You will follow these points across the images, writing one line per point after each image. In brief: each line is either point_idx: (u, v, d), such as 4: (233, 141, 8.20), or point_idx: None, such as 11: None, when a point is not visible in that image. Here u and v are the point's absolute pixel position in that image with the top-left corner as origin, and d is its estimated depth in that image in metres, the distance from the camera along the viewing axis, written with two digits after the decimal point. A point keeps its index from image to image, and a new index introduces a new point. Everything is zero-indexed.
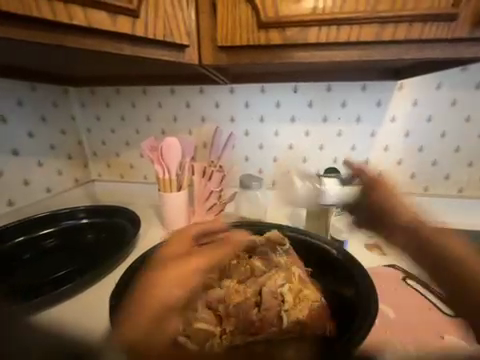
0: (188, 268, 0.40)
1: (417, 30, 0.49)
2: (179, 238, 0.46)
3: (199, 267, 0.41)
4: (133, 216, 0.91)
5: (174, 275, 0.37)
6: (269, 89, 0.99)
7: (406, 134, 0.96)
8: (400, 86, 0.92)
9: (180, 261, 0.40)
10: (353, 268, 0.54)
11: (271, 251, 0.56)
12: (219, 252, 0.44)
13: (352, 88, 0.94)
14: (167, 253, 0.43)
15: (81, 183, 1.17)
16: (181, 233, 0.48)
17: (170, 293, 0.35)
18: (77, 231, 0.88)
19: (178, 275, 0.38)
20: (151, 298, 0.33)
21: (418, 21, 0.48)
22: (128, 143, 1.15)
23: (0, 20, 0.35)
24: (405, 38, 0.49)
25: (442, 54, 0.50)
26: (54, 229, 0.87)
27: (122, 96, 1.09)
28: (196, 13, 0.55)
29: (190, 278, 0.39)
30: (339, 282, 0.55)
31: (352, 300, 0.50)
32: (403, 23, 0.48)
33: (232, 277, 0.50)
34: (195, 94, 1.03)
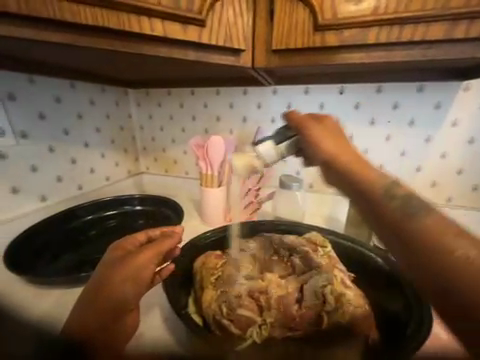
0: (135, 266, 0.48)
1: None
2: (126, 244, 0.54)
3: (147, 260, 0.50)
4: (177, 207, 0.99)
5: (124, 272, 0.47)
6: (313, 91, 0.98)
7: (470, 141, 0.86)
8: (466, 87, 0.82)
9: (128, 261, 0.49)
10: (400, 277, 0.52)
11: (312, 252, 0.55)
12: (162, 245, 0.53)
13: (407, 89, 0.88)
14: (119, 254, 0.52)
15: (132, 174, 1.32)
16: (128, 241, 0.55)
17: (121, 288, 0.45)
18: (129, 216, 1.00)
19: (126, 275, 0.47)
20: (100, 296, 0.44)
21: None
22: (174, 140, 1.25)
23: (105, 35, 0.44)
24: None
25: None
26: (113, 212, 1.01)
27: (171, 97, 1.19)
28: (254, 20, 0.59)
29: (140, 272, 0.48)
30: (386, 295, 0.53)
31: (399, 312, 0.48)
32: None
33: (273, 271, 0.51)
34: (239, 95, 1.08)
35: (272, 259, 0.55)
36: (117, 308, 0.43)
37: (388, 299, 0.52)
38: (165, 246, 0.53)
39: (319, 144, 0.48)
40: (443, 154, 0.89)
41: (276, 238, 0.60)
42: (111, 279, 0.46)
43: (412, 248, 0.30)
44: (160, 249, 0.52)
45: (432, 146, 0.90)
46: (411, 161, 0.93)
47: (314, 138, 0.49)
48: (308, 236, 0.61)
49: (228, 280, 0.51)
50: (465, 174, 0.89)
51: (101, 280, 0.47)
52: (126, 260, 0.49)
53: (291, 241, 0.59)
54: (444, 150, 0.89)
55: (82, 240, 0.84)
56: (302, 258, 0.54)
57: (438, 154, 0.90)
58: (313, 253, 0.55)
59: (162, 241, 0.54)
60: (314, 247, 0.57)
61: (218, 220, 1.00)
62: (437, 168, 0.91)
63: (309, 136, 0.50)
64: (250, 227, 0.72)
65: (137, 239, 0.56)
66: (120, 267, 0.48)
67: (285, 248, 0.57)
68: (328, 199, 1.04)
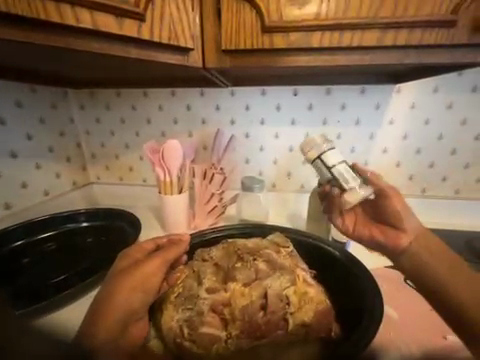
0: (143, 275, 0.47)
1: (417, 35, 0.50)
2: (133, 253, 0.52)
3: (156, 270, 0.49)
4: (134, 219, 0.91)
5: (132, 283, 0.46)
6: (270, 92, 1.00)
7: (404, 137, 0.98)
8: (398, 90, 0.93)
9: (136, 269, 0.48)
10: (354, 267, 0.56)
11: (274, 253, 0.54)
12: (169, 254, 0.52)
13: (351, 91, 0.96)
14: (124, 264, 0.50)
15: (78, 186, 1.16)
16: (135, 248, 0.53)
17: (128, 299, 0.45)
18: (73, 235, 0.87)
19: (136, 283, 0.47)
20: (111, 307, 0.43)
21: (419, 27, 0.49)
22: (128, 145, 1.14)
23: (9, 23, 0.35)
24: (405, 43, 0.51)
25: (442, 60, 0.52)
26: (55, 232, 0.87)
27: (121, 98, 1.08)
28: (201, 17, 0.56)
29: (148, 280, 0.48)
30: (340, 286, 0.57)
31: (355, 300, 0.52)
32: (404, 29, 0.50)
33: (236, 279, 0.49)
34: (196, 97, 1.04)
35: (236, 266, 0.51)
36: (128, 316, 0.44)
37: (343, 290, 0.56)
38: (171, 254, 0.52)
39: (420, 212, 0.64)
40: (385, 149, 1.00)
41: (237, 243, 0.57)
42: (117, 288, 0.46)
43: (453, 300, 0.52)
44: (167, 259, 0.51)
45: (375, 142, 1.00)
46: (359, 157, 1.02)
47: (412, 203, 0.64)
48: (270, 238, 0.60)
49: (189, 296, 0.48)
50: (402, 166, 1.01)
51: (108, 291, 0.46)
52: (134, 270, 0.48)
53: (253, 244, 0.57)
54: (385, 145, 1.00)
55: (12, 271, 0.70)
56: (267, 261, 0.52)
57: (381, 150, 1.00)
58: (276, 254, 0.54)
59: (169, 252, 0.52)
60: (278, 248, 0.56)
61: (182, 228, 0.95)
62: (381, 161, 1.02)
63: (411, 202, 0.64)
64: (213, 234, 0.69)
65: (145, 247, 0.53)
66: (128, 274, 0.47)
67: (248, 252, 0.54)
68: (290, 197, 1.08)
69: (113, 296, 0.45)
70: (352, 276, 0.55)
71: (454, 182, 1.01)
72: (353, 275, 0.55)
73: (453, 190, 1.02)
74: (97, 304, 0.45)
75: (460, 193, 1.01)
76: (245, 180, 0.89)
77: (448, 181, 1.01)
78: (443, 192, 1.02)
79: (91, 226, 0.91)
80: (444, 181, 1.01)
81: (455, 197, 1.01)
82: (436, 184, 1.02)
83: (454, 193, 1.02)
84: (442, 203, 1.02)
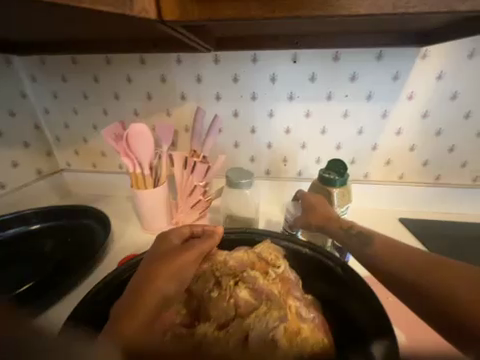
0: (179, 267, 0.46)
1: None
2: (170, 237, 0.51)
3: (189, 264, 0.48)
4: (101, 217, 0.81)
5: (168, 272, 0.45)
6: (262, 58, 0.79)
7: (424, 115, 0.81)
8: (424, 54, 0.74)
9: (171, 260, 0.47)
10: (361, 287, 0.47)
11: (260, 280, 0.47)
12: (203, 246, 0.50)
13: (364, 56, 0.76)
14: (162, 249, 0.49)
15: (44, 175, 1.01)
16: (174, 232, 0.52)
17: (165, 286, 0.44)
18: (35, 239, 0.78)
19: (172, 272, 0.45)
20: (148, 290, 0.42)
21: None
22: (96, 126, 0.96)
23: None
24: None
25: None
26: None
27: (79, 68, 0.88)
28: None
29: (183, 270, 0.47)
30: (342, 315, 0.48)
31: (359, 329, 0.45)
32: None
33: (209, 320, 0.45)
34: (172, 65, 0.83)
35: (212, 296, 0.47)
36: (160, 303, 0.42)
37: (347, 320, 0.47)
38: (206, 246, 0.50)
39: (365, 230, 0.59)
40: (399, 131, 0.84)
41: (214, 263, 0.49)
42: (157, 272, 0.44)
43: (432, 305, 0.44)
44: (202, 251, 0.49)
45: (389, 121, 0.83)
46: (368, 140, 0.87)
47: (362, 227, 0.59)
48: (255, 250, 0.51)
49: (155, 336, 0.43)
50: (417, 151, 0.87)
51: (146, 272, 0.45)
52: (170, 257, 0.47)
53: (234, 262, 0.50)
54: (400, 126, 0.83)
55: None
56: (251, 289, 0.46)
57: (394, 130, 0.84)
58: (262, 279, 0.47)
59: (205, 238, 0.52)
60: (264, 267, 0.49)
61: (161, 225, 0.84)
62: (393, 145, 0.87)
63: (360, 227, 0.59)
64: None
65: (183, 232, 0.52)
66: (165, 261, 0.46)
67: (229, 274, 0.48)
68: (285, 186, 0.95)
69: (151, 279, 0.43)
70: (359, 304, 0.46)
71: (474, 168, 0.87)
72: (362, 305, 0.46)
73: (471, 177, 0.89)
74: (137, 279, 0.44)
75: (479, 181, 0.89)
76: (230, 173, 0.74)
77: (468, 167, 0.87)
78: (460, 180, 0.90)
79: (53, 227, 0.81)
80: (463, 167, 0.88)
81: (473, 185, 0.89)
82: (453, 171, 0.89)
83: (472, 181, 0.89)
84: (457, 192, 0.90)
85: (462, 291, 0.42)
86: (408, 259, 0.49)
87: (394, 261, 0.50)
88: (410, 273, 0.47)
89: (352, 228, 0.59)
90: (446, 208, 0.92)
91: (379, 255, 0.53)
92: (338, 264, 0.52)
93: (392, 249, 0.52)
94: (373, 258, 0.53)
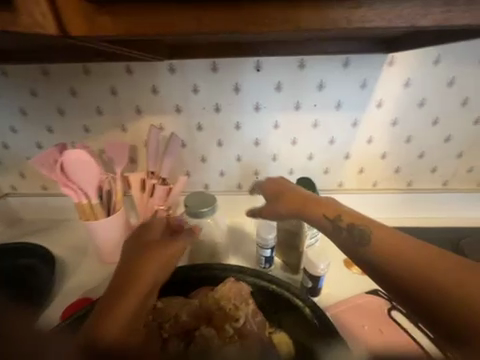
0: (154, 270, 0.49)
1: None
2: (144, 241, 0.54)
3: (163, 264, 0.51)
4: (47, 256, 0.75)
5: (150, 265, 0.49)
6: (223, 67, 0.73)
7: (394, 123, 0.79)
8: (390, 61, 0.71)
9: (146, 265, 0.49)
10: (325, 325, 0.49)
11: (215, 330, 0.48)
12: (176, 246, 0.55)
13: (330, 64, 0.72)
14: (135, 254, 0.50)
15: None
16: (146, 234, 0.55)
17: (140, 290, 0.45)
18: None
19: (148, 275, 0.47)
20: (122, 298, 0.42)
21: None
22: (40, 145, 0.84)
23: None
24: None
25: (460, 22, 0.34)
26: None
27: (12, 81, 0.76)
28: None
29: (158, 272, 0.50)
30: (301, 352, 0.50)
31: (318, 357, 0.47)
32: None
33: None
34: (122, 75, 0.74)
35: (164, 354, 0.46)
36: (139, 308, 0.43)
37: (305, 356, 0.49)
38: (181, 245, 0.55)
39: (359, 225, 0.50)
40: (370, 139, 0.81)
41: (169, 319, 0.49)
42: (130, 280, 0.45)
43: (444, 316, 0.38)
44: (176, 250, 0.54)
45: (360, 130, 0.80)
46: (339, 149, 0.83)
47: (354, 223, 0.51)
48: (214, 295, 0.52)
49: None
50: (389, 158, 0.85)
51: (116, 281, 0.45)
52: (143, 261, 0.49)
53: (190, 311, 0.52)
54: (371, 134, 0.81)
55: None
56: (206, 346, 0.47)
57: (365, 139, 0.82)
58: (218, 336, 0.47)
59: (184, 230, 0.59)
60: (221, 321, 0.50)
61: (120, 257, 0.75)
62: (365, 153, 0.84)
63: (351, 222, 0.51)
64: None
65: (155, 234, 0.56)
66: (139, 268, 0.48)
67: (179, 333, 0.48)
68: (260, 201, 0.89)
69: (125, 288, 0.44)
70: (321, 341, 0.48)
71: (443, 173, 0.87)
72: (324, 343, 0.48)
73: (441, 181, 0.89)
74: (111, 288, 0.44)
75: (448, 185, 0.89)
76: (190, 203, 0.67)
77: (438, 172, 0.87)
78: (430, 185, 0.89)
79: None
80: (433, 173, 0.87)
81: (443, 189, 0.89)
82: (424, 177, 0.88)
83: (442, 185, 0.89)
84: (429, 197, 0.90)
85: (472, 289, 0.37)
86: (414, 255, 0.42)
87: (397, 270, 0.42)
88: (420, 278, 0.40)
89: (353, 224, 0.51)
90: (418, 214, 0.92)
91: (381, 255, 0.45)
92: (305, 304, 0.52)
93: (395, 252, 0.44)
94: (374, 261, 0.45)
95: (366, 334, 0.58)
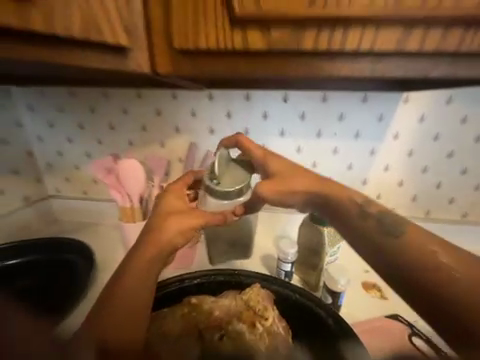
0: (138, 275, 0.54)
1: (433, 39, 0.37)
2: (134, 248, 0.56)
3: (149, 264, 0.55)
4: (90, 256, 0.82)
5: (136, 272, 0.54)
6: (255, 97, 0.84)
7: (410, 153, 0.84)
8: (405, 99, 0.79)
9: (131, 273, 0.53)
10: (343, 334, 0.54)
11: (246, 329, 0.56)
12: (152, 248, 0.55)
13: (350, 98, 0.81)
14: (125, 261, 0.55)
15: (32, 202, 0.99)
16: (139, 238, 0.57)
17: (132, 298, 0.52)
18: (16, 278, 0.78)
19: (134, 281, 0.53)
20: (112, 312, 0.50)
21: (443, 27, 0.36)
22: (89, 155, 0.96)
23: None
24: (424, 50, 0.38)
25: (468, 73, 0.39)
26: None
27: (77, 100, 0.90)
28: (146, 8, 0.41)
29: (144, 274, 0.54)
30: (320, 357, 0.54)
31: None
32: (427, 29, 0.37)
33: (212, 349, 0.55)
34: (168, 100, 0.87)
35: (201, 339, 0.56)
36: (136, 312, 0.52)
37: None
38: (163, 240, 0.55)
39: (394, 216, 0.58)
40: (386, 167, 0.87)
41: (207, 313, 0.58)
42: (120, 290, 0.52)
43: (442, 304, 0.50)
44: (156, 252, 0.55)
45: (377, 158, 0.86)
46: (357, 175, 0.89)
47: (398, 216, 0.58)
48: (242, 297, 0.59)
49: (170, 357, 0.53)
50: (405, 186, 0.89)
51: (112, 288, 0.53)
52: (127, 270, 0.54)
53: (223, 308, 0.58)
54: (387, 162, 0.86)
55: None
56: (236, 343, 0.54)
57: (382, 167, 0.87)
58: (249, 331, 0.56)
59: (170, 225, 0.56)
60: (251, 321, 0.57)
61: None
62: (382, 180, 0.89)
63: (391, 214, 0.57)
64: (177, 286, 0.62)
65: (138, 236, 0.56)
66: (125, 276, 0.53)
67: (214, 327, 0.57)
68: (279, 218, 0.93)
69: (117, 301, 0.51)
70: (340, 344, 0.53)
71: (461, 205, 0.89)
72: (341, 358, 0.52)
73: (460, 213, 0.90)
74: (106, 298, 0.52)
75: (467, 216, 0.90)
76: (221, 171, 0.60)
77: (456, 203, 0.89)
78: (449, 215, 0.91)
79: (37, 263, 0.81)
80: (451, 203, 0.89)
81: (463, 221, 0.90)
82: (441, 207, 0.90)
83: (461, 217, 0.90)
84: (447, 227, 0.91)
85: (464, 286, 0.50)
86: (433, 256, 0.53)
87: (416, 266, 0.52)
88: (430, 273, 0.52)
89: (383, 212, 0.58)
90: None
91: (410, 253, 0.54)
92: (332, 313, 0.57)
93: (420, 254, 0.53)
94: (398, 258, 0.54)
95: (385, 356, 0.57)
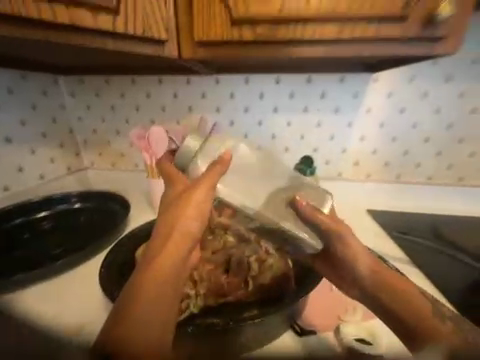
0: (175, 250, 0.43)
1: (362, 29, 0.55)
2: (168, 220, 0.45)
3: (184, 240, 0.44)
4: (123, 201, 0.94)
5: (172, 249, 0.43)
6: (253, 81, 1.03)
7: (381, 125, 1.02)
8: (375, 79, 0.97)
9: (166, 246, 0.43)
10: None
11: (243, 228, 0.63)
12: (186, 218, 0.45)
13: (331, 80, 0.99)
14: (160, 233, 0.45)
15: (73, 171, 1.18)
16: (169, 211, 0.45)
17: (162, 279, 0.41)
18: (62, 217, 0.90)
19: (170, 258, 0.43)
20: (143, 289, 0.40)
21: (371, 21, 0.54)
22: (118, 132, 1.17)
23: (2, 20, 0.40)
24: (361, 37, 0.56)
25: (390, 53, 0.57)
26: (49, 212, 0.89)
27: (110, 86, 1.12)
28: (175, 11, 0.60)
29: (175, 250, 0.43)
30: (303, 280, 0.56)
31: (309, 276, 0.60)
32: (360, 23, 0.55)
33: (207, 249, 0.58)
34: (182, 84, 1.07)
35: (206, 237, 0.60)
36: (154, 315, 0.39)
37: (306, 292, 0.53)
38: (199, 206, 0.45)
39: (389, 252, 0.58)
40: (362, 137, 1.04)
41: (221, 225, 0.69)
42: (150, 267, 0.42)
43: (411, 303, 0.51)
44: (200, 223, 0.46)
45: (354, 130, 1.04)
46: (338, 144, 1.07)
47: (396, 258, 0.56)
48: None
49: None
50: (379, 154, 1.06)
51: (144, 263, 0.43)
52: (164, 239, 0.44)
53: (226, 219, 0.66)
54: (362, 133, 1.04)
55: (14, 245, 0.77)
56: (250, 278, 0.55)
57: (358, 137, 1.05)
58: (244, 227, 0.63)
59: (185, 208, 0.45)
60: (263, 257, 0.58)
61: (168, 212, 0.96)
62: (359, 149, 1.06)
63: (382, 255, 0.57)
64: None
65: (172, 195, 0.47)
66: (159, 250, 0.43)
67: (218, 226, 0.64)
68: None
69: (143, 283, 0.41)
70: None
71: (426, 169, 1.05)
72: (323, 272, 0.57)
73: (425, 176, 1.06)
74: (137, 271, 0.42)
75: (432, 179, 1.06)
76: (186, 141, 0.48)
77: (422, 167, 1.05)
78: (416, 178, 1.07)
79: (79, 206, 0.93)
80: (418, 168, 1.05)
81: (428, 183, 1.06)
82: (410, 171, 1.06)
83: (426, 179, 1.06)
84: (417, 188, 1.06)
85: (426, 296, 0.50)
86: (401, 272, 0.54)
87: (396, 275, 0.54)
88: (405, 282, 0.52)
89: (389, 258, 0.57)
90: (408, 204, 1.06)
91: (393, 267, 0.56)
92: None
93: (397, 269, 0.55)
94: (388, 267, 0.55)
95: None
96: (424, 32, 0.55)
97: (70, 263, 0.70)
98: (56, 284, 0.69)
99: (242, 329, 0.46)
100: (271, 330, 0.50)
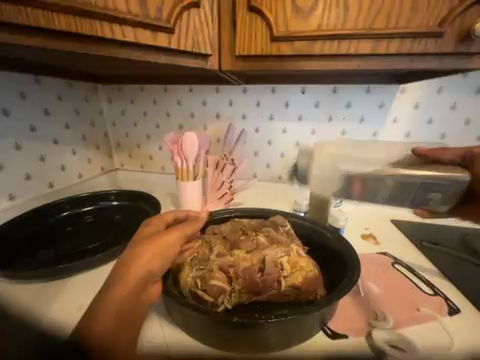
0: (146, 264, 0.49)
1: (397, 44, 0.58)
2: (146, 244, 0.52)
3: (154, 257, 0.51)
4: (155, 201, 1.00)
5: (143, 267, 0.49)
6: (279, 90, 1.07)
7: (407, 135, 1.02)
8: (402, 90, 0.98)
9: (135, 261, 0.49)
10: (342, 245, 0.66)
11: (273, 230, 0.68)
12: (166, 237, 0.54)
13: (357, 90, 1.01)
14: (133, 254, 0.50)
15: (106, 171, 1.30)
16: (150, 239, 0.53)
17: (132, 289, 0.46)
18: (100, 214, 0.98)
19: (140, 271, 0.48)
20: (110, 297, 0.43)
21: (407, 37, 0.57)
22: (149, 136, 1.25)
23: (84, 40, 0.47)
24: (396, 51, 0.58)
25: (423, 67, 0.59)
26: (91, 207, 1.00)
27: (145, 93, 1.20)
28: (219, 28, 0.66)
29: (145, 267, 0.49)
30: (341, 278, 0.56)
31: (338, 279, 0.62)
32: (395, 39, 0.57)
33: (240, 248, 0.62)
34: (211, 93, 1.13)
35: (240, 237, 0.65)
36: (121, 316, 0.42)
37: (347, 286, 0.53)
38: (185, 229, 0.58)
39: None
40: None
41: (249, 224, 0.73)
42: (121, 278, 0.46)
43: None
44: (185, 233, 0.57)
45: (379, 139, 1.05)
46: None
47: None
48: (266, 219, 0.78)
49: (203, 259, 0.60)
50: None
51: (112, 276, 0.47)
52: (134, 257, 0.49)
53: (257, 223, 0.72)
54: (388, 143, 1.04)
55: (60, 236, 0.84)
56: (282, 277, 0.57)
57: None
58: (274, 230, 0.68)
59: (147, 250, 0.50)
60: (295, 259, 0.60)
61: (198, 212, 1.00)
62: None
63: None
64: (220, 214, 0.79)
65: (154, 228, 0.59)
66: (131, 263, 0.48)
67: (251, 228, 0.69)
68: (296, 188, 1.15)
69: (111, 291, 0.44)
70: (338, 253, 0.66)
71: None
72: (353, 268, 0.58)
73: None
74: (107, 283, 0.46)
75: None
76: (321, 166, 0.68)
77: None
78: None
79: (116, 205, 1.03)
80: None
81: None
82: None
83: None
84: None
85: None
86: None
87: None
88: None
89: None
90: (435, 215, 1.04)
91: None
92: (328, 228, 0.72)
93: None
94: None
95: (383, 279, 0.70)
96: (460, 47, 0.56)
97: (108, 256, 0.74)
98: (96, 274, 0.73)
99: (268, 327, 0.47)
100: (303, 329, 0.50)
